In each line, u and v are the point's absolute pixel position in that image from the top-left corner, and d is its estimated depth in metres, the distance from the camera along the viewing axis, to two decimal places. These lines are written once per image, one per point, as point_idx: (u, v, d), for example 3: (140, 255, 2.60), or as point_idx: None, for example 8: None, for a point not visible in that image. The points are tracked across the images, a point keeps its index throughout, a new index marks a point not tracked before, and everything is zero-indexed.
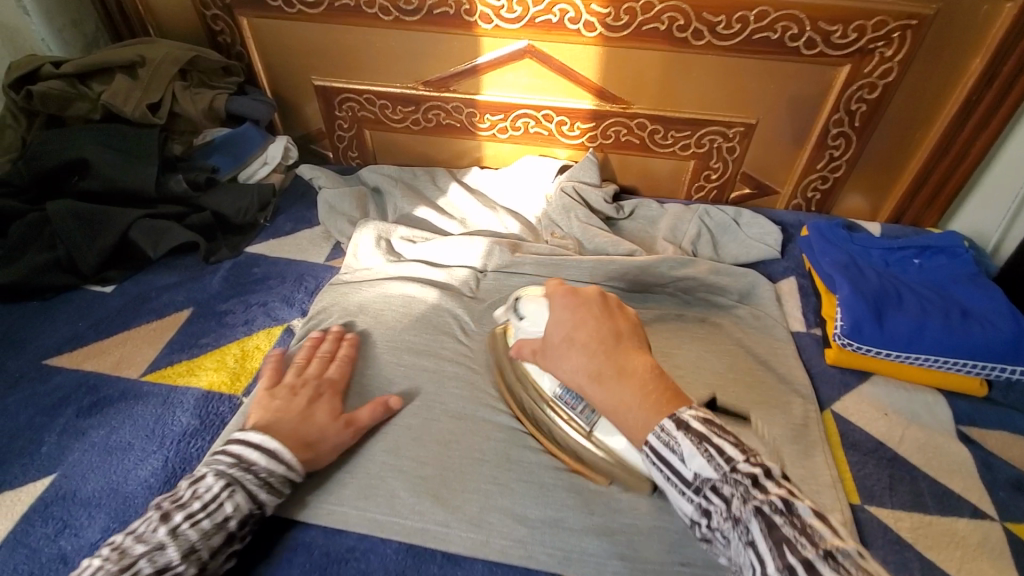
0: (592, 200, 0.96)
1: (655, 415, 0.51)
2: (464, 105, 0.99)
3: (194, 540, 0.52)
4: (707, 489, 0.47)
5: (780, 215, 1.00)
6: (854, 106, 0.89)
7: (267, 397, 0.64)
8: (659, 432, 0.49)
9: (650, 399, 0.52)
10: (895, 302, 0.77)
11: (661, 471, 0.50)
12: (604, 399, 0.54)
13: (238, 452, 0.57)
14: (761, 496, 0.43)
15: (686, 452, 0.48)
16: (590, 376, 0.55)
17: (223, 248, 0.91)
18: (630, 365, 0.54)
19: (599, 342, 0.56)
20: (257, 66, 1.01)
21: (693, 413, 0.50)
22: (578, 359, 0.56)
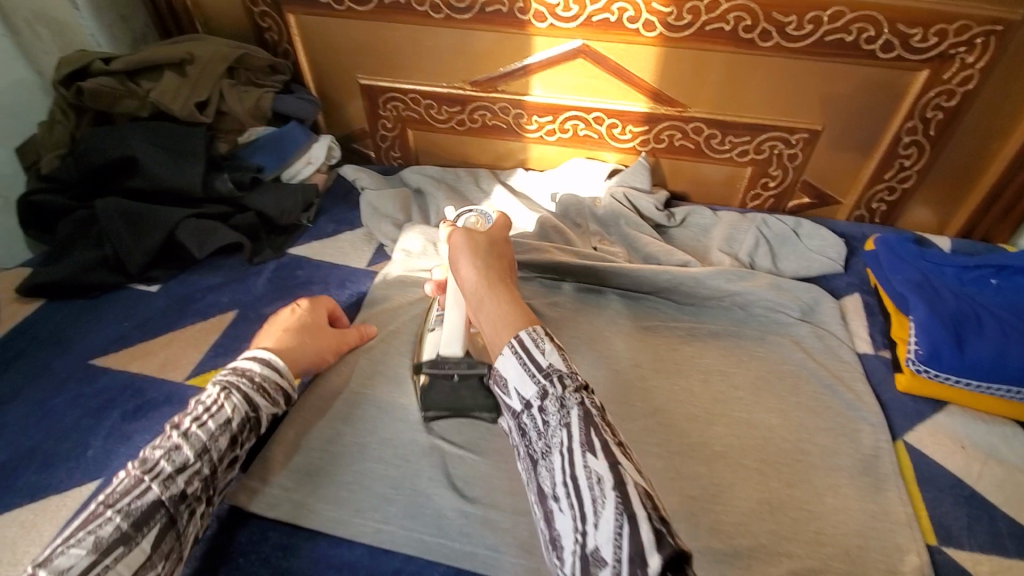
0: (644, 207, 0.92)
1: (511, 322, 0.53)
2: (512, 106, 0.95)
3: (204, 441, 0.54)
4: (554, 376, 0.48)
5: (840, 227, 0.95)
6: (930, 114, 0.84)
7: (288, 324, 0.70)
8: (529, 330, 0.51)
9: (517, 311, 0.54)
10: (974, 326, 0.71)
11: (512, 359, 0.50)
12: (490, 277, 0.58)
13: (235, 365, 0.62)
14: (591, 399, 0.48)
15: (548, 350, 0.50)
16: (492, 267, 0.59)
17: (267, 249, 0.90)
18: (509, 292, 0.57)
19: (503, 265, 0.61)
20: (302, 63, 0.99)
21: (541, 330, 0.52)
22: (481, 265, 0.59)
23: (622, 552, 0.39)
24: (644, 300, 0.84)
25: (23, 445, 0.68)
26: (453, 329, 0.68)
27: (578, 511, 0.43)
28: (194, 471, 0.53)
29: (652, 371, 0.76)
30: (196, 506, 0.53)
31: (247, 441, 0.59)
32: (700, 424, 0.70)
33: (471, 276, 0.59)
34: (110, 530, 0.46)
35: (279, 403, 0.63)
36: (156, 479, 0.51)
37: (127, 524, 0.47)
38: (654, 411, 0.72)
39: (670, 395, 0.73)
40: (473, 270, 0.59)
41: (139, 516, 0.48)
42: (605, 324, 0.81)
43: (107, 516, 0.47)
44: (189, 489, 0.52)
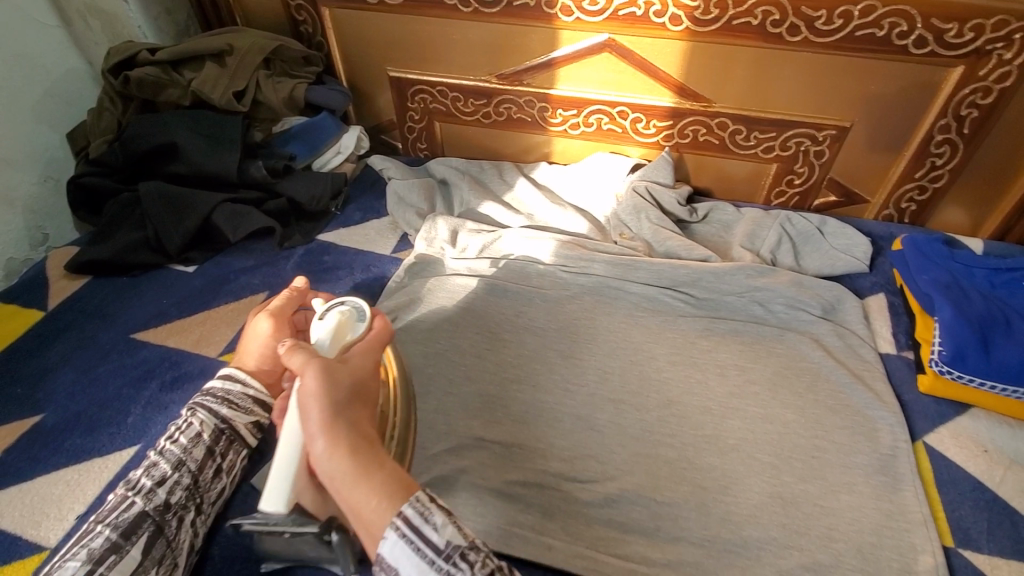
0: (666, 201, 0.93)
1: (388, 499, 0.42)
2: (537, 100, 0.97)
3: (178, 454, 0.56)
4: (457, 557, 0.41)
5: (868, 226, 0.94)
6: (964, 112, 0.82)
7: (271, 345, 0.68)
8: (413, 501, 0.42)
9: (394, 484, 0.43)
10: (1002, 328, 0.70)
11: (403, 547, 0.40)
12: (352, 493, 0.42)
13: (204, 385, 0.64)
14: (495, 561, 0.42)
15: (441, 522, 0.41)
16: (349, 446, 0.43)
17: (297, 235, 0.94)
18: (380, 452, 0.45)
19: (366, 417, 0.47)
20: (335, 55, 1.02)
21: (437, 501, 0.43)
22: (341, 422, 0.44)
23: None
24: (665, 295, 0.83)
25: (67, 410, 0.72)
26: (283, 476, 0.49)
27: None
28: (173, 482, 0.55)
29: (668, 364, 0.76)
30: (185, 514, 0.55)
31: (232, 452, 0.60)
32: (714, 417, 0.71)
33: (319, 443, 0.43)
34: (101, 542, 0.49)
35: (257, 411, 0.64)
36: (138, 494, 0.53)
37: (116, 535, 0.50)
38: (668, 403, 0.72)
39: (685, 388, 0.74)
40: (326, 431, 0.44)
41: (126, 526, 0.51)
42: (623, 316, 0.82)
43: (98, 530, 0.50)
44: (172, 499, 0.54)
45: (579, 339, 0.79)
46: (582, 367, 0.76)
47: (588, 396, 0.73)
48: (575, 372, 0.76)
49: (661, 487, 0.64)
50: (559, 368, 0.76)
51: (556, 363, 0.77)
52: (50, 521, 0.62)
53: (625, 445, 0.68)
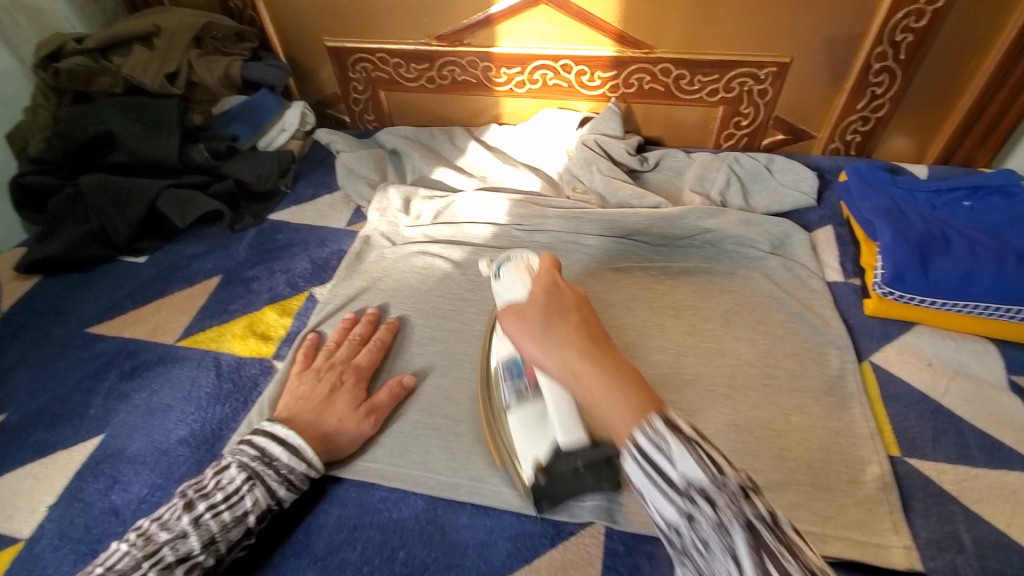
0: (615, 152, 0.93)
1: (634, 400, 0.40)
2: (479, 59, 0.95)
3: (213, 532, 0.54)
4: (695, 498, 0.35)
5: (816, 161, 0.95)
6: (899, 37, 0.82)
7: (294, 382, 0.67)
8: (647, 432, 0.37)
9: (636, 388, 0.41)
10: (941, 246, 0.72)
11: (638, 471, 0.38)
12: (594, 387, 0.43)
13: (262, 446, 0.60)
14: (751, 507, 0.35)
15: (677, 454, 0.36)
16: (575, 356, 0.45)
17: (247, 216, 0.92)
18: (614, 356, 0.46)
19: (591, 331, 0.48)
20: (268, 29, 1.01)
21: (683, 420, 0.39)
22: (557, 347, 0.47)
23: None
24: (619, 245, 0.84)
25: (31, 406, 0.72)
26: (563, 407, 0.55)
27: None
28: (196, 563, 0.53)
29: (625, 309, 0.78)
30: None
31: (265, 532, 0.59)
32: (671, 355, 0.72)
33: (546, 358, 0.48)
34: None
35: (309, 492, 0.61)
36: (155, 566, 0.51)
37: None
38: (626, 346, 0.74)
39: (642, 330, 0.75)
40: (547, 352, 0.47)
41: None
42: (580, 269, 0.82)
43: None
44: None
45: None
46: None
47: None
48: None
49: None
50: None
51: None
52: (22, 514, 0.62)
53: None
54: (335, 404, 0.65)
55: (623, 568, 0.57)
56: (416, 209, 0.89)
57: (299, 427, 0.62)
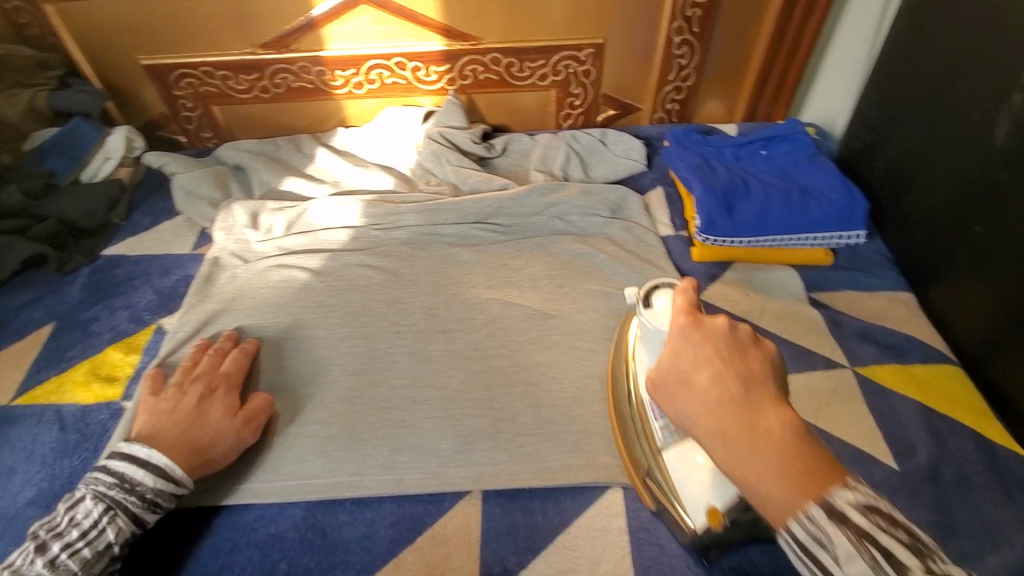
0: (461, 142, 0.96)
1: (795, 491, 0.35)
2: (312, 64, 0.94)
3: (74, 569, 0.51)
4: (783, 500, 0.36)
5: (643, 131, 1.04)
6: (690, 12, 0.92)
7: (155, 399, 0.62)
8: (803, 522, 0.34)
9: (793, 468, 0.36)
10: (743, 192, 0.84)
11: (730, 480, 0.39)
12: (738, 460, 0.37)
13: (119, 472, 0.55)
14: (846, 505, 0.34)
15: (763, 459, 0.37)
16: (716, 424, 0.39)
17: (77, 255, 0.85)
18: (766, 419, 0.38)
19: (729, 394, 0.39)
20: (76, 55, 0.93)
21: (851, 498, 0.34)
22: (699, 411, 0.40)
23: None
24: (475, 229, 0.88)
25: None
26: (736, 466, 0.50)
27: None
28: None
29: (486, 288, 0.81)
30: None
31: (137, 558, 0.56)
32: (534, 321, 0.77)
33: (682, 413, 0.42)
34: None
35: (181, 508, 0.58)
36: None
37: None
38: (492, 320, 0.78)
39: (504, 304, 0.79)
40: (687, 412, 0.41)
41: None
42: (440, 257, 0.85)
43: None
44: None
45: (401, 286, 0.81)
46: (410, 308, 0.79)
47: (419, 334, 0.76)
48: (402, 314, 0.78)
49: (495, 397, 0.70)
50: (386, 316, 0.78)
51: (383, 312, 0.78)
52: None
53: (459, 367, 0.73)
54: (209, 415, 0.61)
55: (501, 526, 0.61)
56: (268, 223, 0.87)
57: (166, 445, 0.58)
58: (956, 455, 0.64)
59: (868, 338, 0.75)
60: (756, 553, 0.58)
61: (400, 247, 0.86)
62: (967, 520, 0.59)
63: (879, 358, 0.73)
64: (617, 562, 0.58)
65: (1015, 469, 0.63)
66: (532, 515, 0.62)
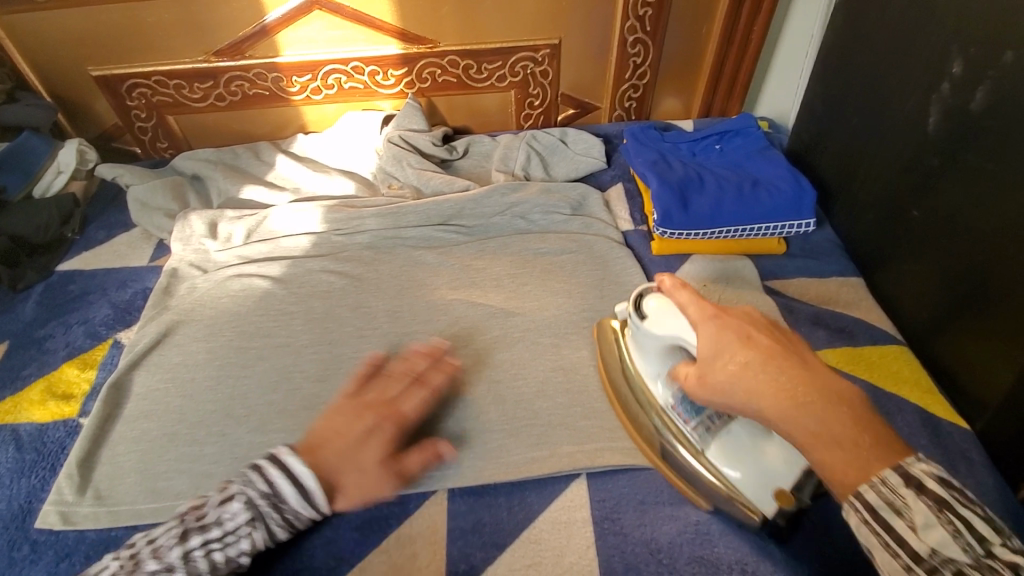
0: (421, 144, 0.96)
1: (864, 451, 0.39)
2: (267, 70, 0.94)
3: (206, 567, 0.52)
4: (946, 570, 0.36)
5: (603, 129, 1.06)
6: (642, 11, 0.94)
7: (338, 415, 0.60)
8: (878, 486, 0.38)
9: (865, 437, 0.39)
10: (697, 185, 0.86)
11: (868, 535, 0.38)
12: (813, 436, 0.40)
13: (272, 483, 0.56)
14: None
15: (923, 522, 0.37)
16: (785, 397, 0.41)
17: (29, 271, 0.83)
18: (834, 389, 0.42)
19: (786, 368, 0.42)
20: (20, 66, 0.91)
21: (925, 468, 0.38)
22: (761, 387, 0.42)
23: None
24: (438, 231, 0.88)
25: None
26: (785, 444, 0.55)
27: None
28: None
29: (449, 289, 0.82)
30: None
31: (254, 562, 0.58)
32: (498, 319, 0.78)
33: (740, 398, 0.43)
34: None
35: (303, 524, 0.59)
36: None
37: None
38: (456, 320, 0.78)
39: (468, 304, 0.80)
40: (747, 397, 0.43)
41: None
42: (404, 260, 0.85)
43: None
44: None
45: (364, 290, 0.81)
46: (374, 312, 0.79)
47: (382, 337, 0.76)
48: (366, 318, 0.78)
49: (459, 396, 0.70)
50: (349, 320, 0.78)
51: (346, 317, 0.78)
52: None
53: None
54: (367, 451, 0.58)
55: (468, 524, 0.61)
56: (227, 232, 0.86)
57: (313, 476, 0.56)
58: (903, 431, 0.67)
59: (820, 323, 0.78)
60: (716, 535, 0.59)
61: (363, 252, 0.86)
62: None
63: (831, 341, 0.76)
64: (582, 552, 0.59)
65: (957, 441, 0.66)
66: (498, 511, 0.62)
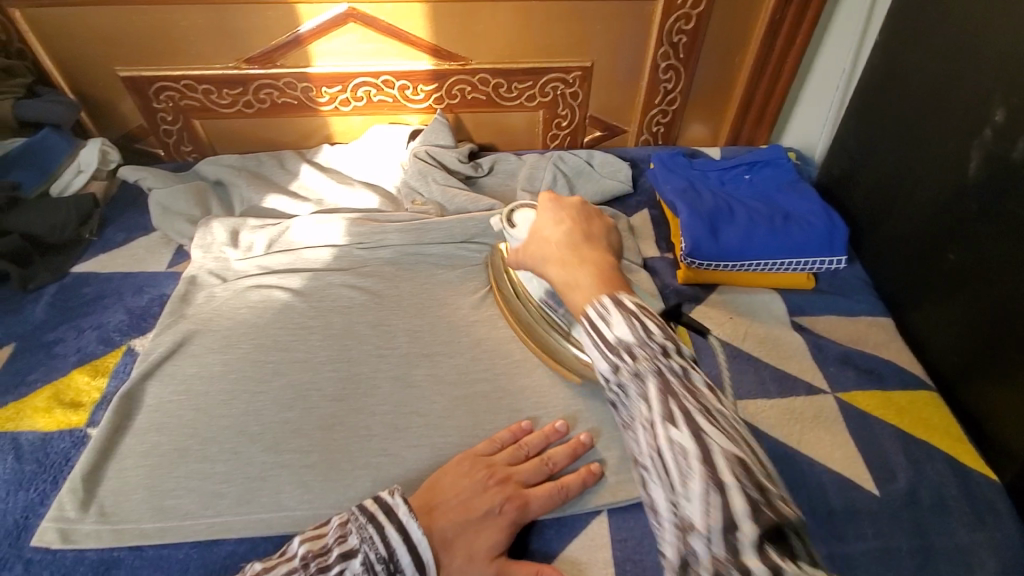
0: (447, 161, 0.95)
1: (597, 286, 0.52)
2: (297, 80, 0.93)
3: None
4: (624, 351, 0.45)
5: (629, 152, 1.05)
6: (676, 38, 0.94)
7: (471, 476, 0.58)
8: (596, 305, 0.49)
9: (598, 276, 0.53)
10: (727, 216, 0.85)
11: (590, 339, 0.49)
12: (560, 275, 0.57)
13: (392, 547, 0.52)
14: (669, 361, 0.44)
15: (615, 320, 0.47)
16: (558, 262, 0.57)
17: (43, 272, 0.82)
18: (595, 256, 0.57)
19: (572, 240, 0.59)
20: (46, 63, 0.90)
21: (632, 298, 0.49)
22: (549, 252, 0.60)
23: (715, 520, 0.37)
24: (460, 250, 0.87)
25: None
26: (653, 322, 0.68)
27: (667, 481, 0.41)
28: None
29: (471, 310, 0.80)
30: None
31: None
32: (520, 343, 0.76)
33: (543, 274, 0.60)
34: None
35: None
36: None
37: None
38: (477, 343, 0.76)
39: (490, 326, 0.78)
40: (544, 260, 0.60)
41: None
42: (424, 278, 0.84)
43: None
44: None
45: (384, 308, 0.80)
46: (394, 331, 0.77)
47: (402, 357, 0.75)
48: (385, 337, 0.76)
49: (480, 422, 0.68)
50: (369, 338, 0.76)
51: (365, 334, 0.76)
52: None
53: (444, 392, 0.71)
54: (482, 534, 0.55)
55: None
56: (249, 238, 0.85)
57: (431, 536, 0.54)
58: (934, 480, 0.65)
59: (848, 363, 0.76)
60: None
61: (382, 266, 0.85)
62: (945, 545, 0.60)
63: (861, 383, 0.74)
64: None
65: (988, 493, 0.64)
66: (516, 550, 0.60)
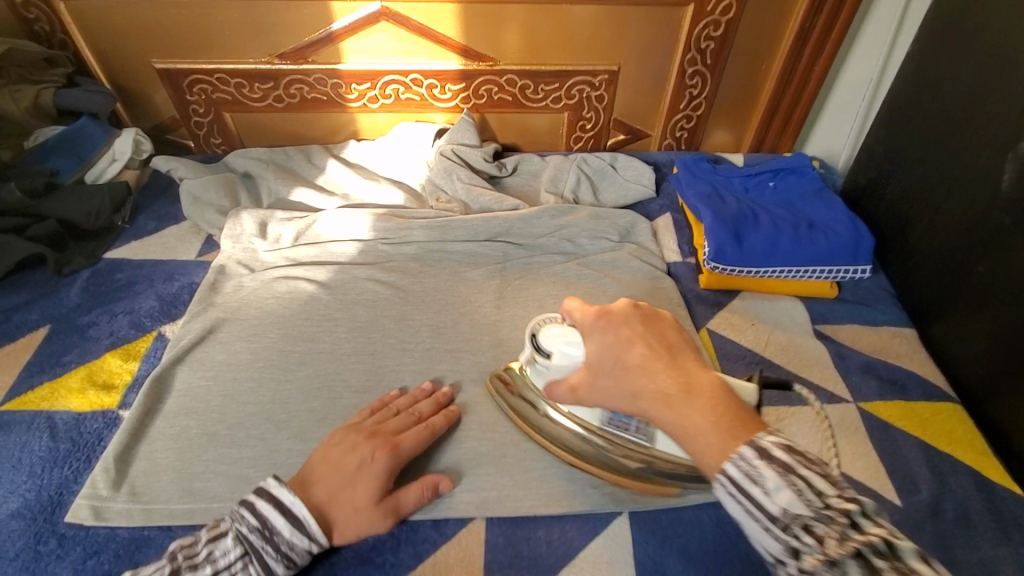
0: (473, 160, 0.96)
1: (726, 435, 0.43)
2: (328, 76, 0.95)
3: None
4: (727, 477, 0.43)
5: (652, 156, 1.06)
6: (704, 45, 0.94)
7: (343, 436, 0.61)
8: (729, 463, 0.41)
9: (724, 419, 0.44)
10: (752, 222, 0.85)
11: (694, 469, 0.46)
12: (675, 426, 0.45)
13: (262, 514, 0.54)
14: (782, 477, 0.40)
15: (710, 448, 0.44)
16: (663, 404, 0.46)
17: (77, 257, 0.84)
18: (696, 377, 0.47)
19: (655, 363, 0.48)
20: (85, 54, 0.92)
21: (750, 430, 0.43)
22: (626, 386, 0.48)
23: None
24: (484, 248, 0.88)
25: None
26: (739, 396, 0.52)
27: None
28: None
29: (494, 308, 0.81)
30: None
31: None
32: None
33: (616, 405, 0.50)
34: None
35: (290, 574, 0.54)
36: None
37: None
38: (500, 341, 0.77)
39: (513, 324, 0.79)
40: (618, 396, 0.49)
41: None
42: (447, 275, 0.85)
43: None
44: None
45: (409, 302, 0.81)
46: (417, 326, 0.78)
47: (425, 352, 0.75)
48: (409, 332, 0.77)
49: (501, 417, 0.69)
50: (393, 332, 0.77)
51: (390, 328, 0.78)
52: None
53: (466, 387, 0.72)
54: (360, 484, 0.57)
55: (505, 557, 0.59)
56: (276, 230, 0.87)
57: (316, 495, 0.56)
58: (956, 492, 0.64)
59: (871, 373, 0.76)
60: None
61: (405, 261, 0.86)
62: (967, 558, 0.59)
63: (883, 394, 0.74)
64: None
65: (1011, 508, 0.63)
66: (536, 545, 0.60)
